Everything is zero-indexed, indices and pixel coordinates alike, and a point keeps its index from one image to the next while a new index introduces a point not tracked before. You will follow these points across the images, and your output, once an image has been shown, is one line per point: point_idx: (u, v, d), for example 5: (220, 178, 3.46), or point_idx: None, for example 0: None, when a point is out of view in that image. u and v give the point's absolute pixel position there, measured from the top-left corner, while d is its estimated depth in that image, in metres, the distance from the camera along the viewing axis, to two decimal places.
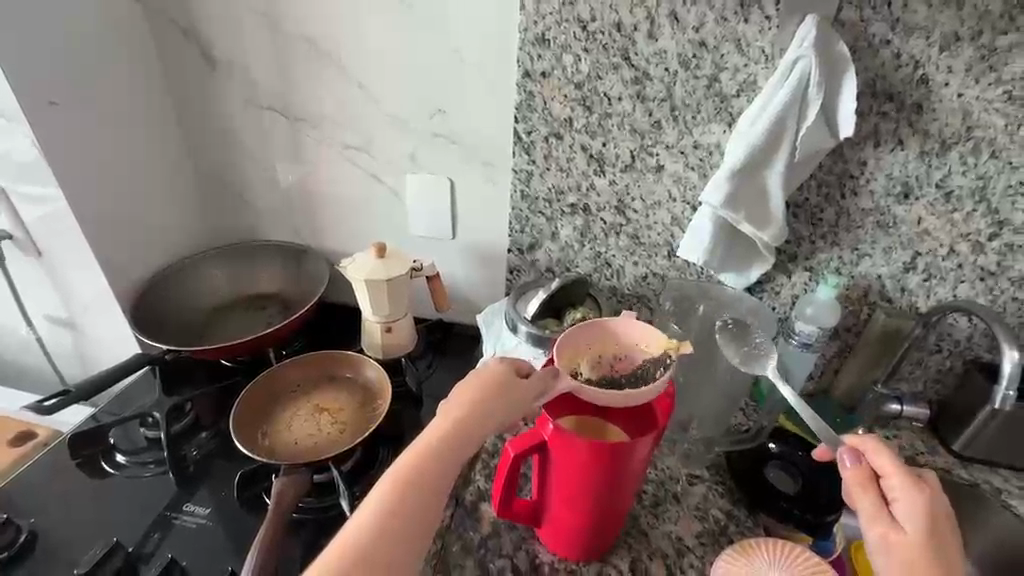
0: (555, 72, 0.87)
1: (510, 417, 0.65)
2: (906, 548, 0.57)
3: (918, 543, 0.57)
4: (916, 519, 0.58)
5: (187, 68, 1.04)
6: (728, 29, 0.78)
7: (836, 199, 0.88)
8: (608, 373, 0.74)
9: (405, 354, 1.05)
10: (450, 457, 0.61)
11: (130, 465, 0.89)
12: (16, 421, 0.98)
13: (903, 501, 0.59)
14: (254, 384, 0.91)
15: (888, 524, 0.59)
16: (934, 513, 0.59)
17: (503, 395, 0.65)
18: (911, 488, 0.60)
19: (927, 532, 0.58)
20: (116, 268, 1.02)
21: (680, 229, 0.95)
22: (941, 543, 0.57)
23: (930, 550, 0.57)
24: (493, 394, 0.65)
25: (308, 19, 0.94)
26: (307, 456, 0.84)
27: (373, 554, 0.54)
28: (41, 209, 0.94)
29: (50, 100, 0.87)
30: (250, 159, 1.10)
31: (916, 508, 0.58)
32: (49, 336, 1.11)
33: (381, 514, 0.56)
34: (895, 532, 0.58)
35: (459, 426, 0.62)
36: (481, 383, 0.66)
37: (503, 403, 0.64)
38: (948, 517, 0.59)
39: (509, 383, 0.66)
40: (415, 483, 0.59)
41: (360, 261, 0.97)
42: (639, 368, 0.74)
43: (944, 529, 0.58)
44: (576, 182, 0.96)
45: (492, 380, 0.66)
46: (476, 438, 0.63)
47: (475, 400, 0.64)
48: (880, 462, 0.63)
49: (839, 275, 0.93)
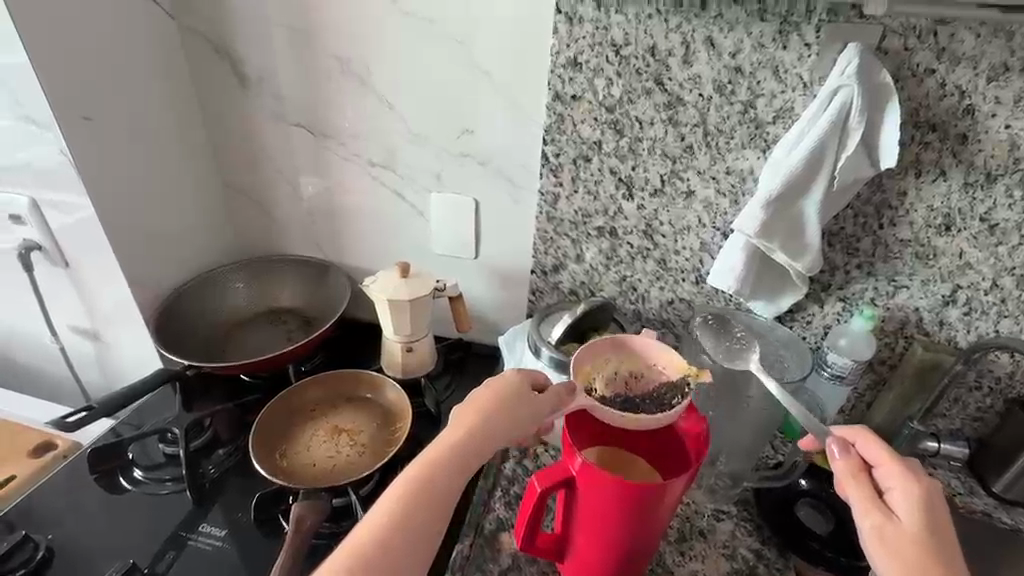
0: (586, 95, 0.86)
1: (523, 430, 0.64)
2: (900, 537, 0.54)
3: (911, 529, 0.55)
4: (908, 504, 0.56)
5: (217, 84, 1.04)
6: (767, 56, 0.77)
7: (874, 229, 0.85)
8: (623, 393, 0.71)
9: (423, 374, 1.03)
10: (462, 466, 0.60)
11: (148, 481, 0.88)
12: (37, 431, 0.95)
13: (899, 491, 0.57)
14: (272, 405, 0.89)
15: (878, 510, 0.56)
16: (930, 504, 0.56)
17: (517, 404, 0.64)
18: (908, 477, 0.58)
19: (923, 523, 0.55)
20: (144, 279, 1.02)
21: (709, 255, 0.93)
22: (932, 527, 0.55)
23: (926, 540, 0.54)
24: (506, 403, 0.64)
25: (339, 39, 0.94)
26: (326, 479, 0.82)
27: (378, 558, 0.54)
28: (68, 219, 0.95)
29: (83, 115, 0.88)
30: (276, 175, 1.11)
31: (913, 499, 0.56)
32: (72, 346, 1.12)
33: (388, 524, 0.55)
34: (890, 519, 0.56)
35: (470, 438, 0.61)
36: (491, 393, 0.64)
37: (515, 414, 0.64)
38: (941, 504, 0.57)
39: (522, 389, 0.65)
40: (424, 490, 0.58)
41: (383, 279, 0.95)
42: (654, 391, 0.72)
43: (940, 520, 0.56)
44: (604, 206, 0.94)
45: (504, 391, 0.65)
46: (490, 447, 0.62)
47: (488, 407, 0.63)
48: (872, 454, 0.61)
49: (872, 306, 0.91)
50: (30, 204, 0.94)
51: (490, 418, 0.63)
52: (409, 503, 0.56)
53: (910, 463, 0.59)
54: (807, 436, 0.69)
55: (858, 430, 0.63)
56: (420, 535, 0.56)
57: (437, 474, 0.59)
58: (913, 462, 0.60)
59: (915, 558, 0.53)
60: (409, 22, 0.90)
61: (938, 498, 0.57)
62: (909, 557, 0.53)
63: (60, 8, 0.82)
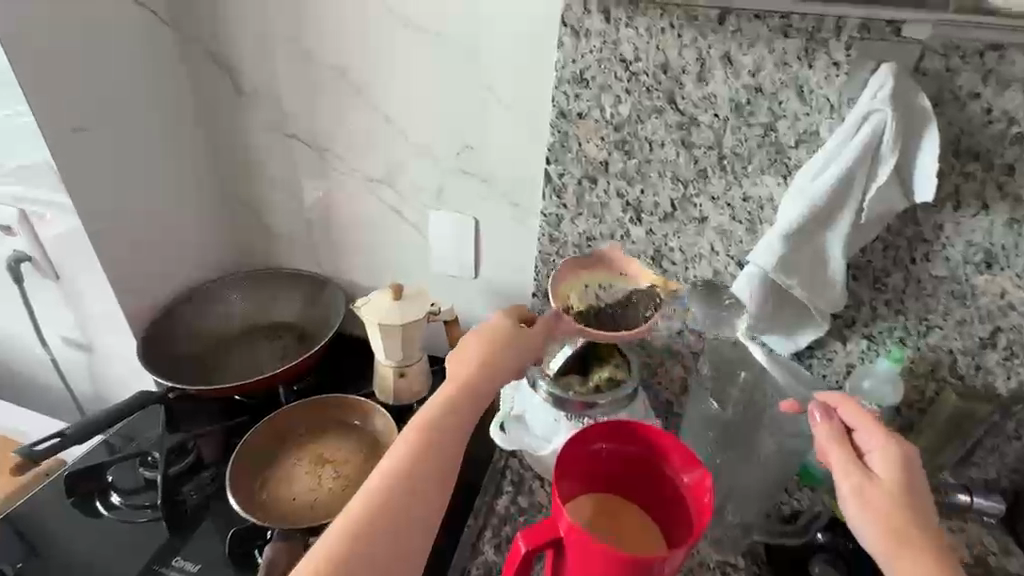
0: (593, 113, 0.80)
1: (517, 366, 0.75)
2: (880, 494, 0.59)
3: (885, 486, 0.60)
4: (883, 463, 0.61)
5: (213, 94, 1.01)
6: (790, 75, 0.70)
7: (904, 264, 0.78)
8: (604, 305, 0.84)
9: (416, 400, 0.99)
10: (469, 401, 0.69)
11: (124, 507, 0.85)
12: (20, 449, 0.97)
13: (878, 452, 0.62)
14: (257, 431, 0.86)
15: (856, 466, 0.62)
16: (906, 462, 0.61)
17: (493, 366, 0.72)
18: (886, 438, 0.63)
19: (900, 478, 0.60)
20: (133, 293, 1.00)
21: (722, 285, 0.87)
22: (907, 488, 0.60)
23: (901, 492, 0.60)
24: (482, 364, 0.72)
25: (337, 49, 0.90)
26: (304, 518, 0.77)
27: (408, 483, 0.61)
28: (56, 232, 0.92)
29: (72, 126, 0.85)
30: (273, 187, 1.07)
31: (890, 457, 0.61)
32: (63, 356, 1.10)
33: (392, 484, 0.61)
34: (870, 478, 0.61)
35: (466, 386, 0.70)
36: (468, 356, 0.73)
37: (508, 353, 0.74)
38: (919, 472, 0.61)
39: (495, 349, 0.74)
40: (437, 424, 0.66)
41: (375, 302, 0.91)
42: (625, 297, 0.84)
43: (915, 477, 0.61)
44: (610, 229, 0.88)
45: (496, 334, 0.75)
46: (476, 407, 0.70)
47: (484, 351, 0.73)
48: (853, 419, 0.65)
49: (900, 345, 0.83)
50: (20, 215, 0.92)
51: (488, 359, 0.73)
52: (427, 435, 0.65)
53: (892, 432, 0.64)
54: (791, 400, 0.72)
55: (842, 398, 0.68)
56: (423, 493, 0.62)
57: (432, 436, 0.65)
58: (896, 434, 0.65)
59: (892, 512, 0.58)
60: (409, 33, 0.86)
61: (915, 465, 0.62)
62: (888, 511, 0.58)
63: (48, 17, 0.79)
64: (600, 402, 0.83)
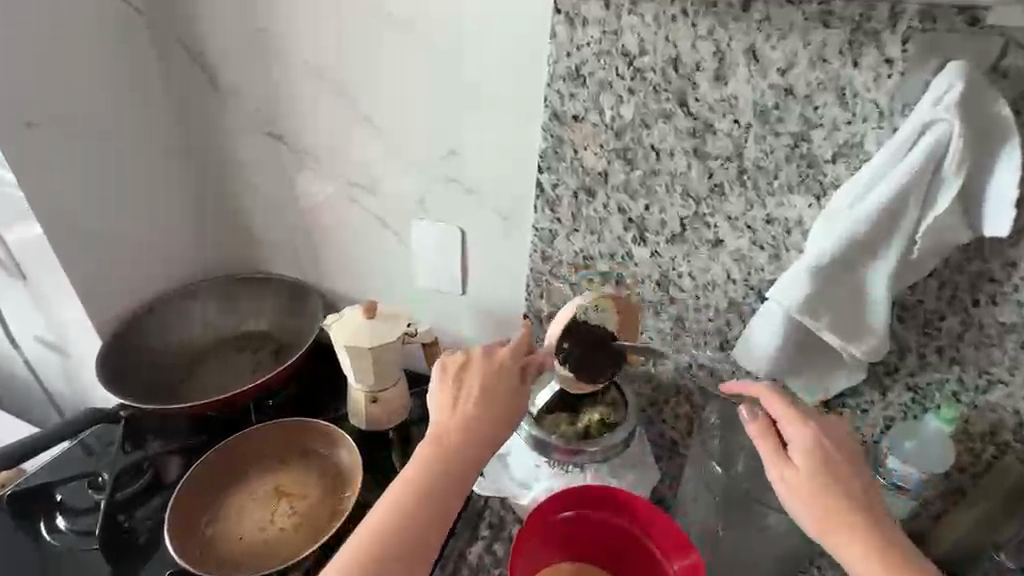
0: (591, 116, 0.69)
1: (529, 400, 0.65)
2: (806, 484, 0.58)
3: (817, 475, 0.58)
4: (810, 452, 0.59)
5: (187, 87, 0.94)
6: (829, 74, 0.57)
7: (963, 307, 0.64)
8: (586, 322, 0.73)
9: (392, 428, 0.89)
10: (472, 445, 0.60)
11: (70, 532, 0.80)
12: None
13: (798, 443, 0.60)
14: (204, 459, 0.78)
15: (788, 463, 0.60)
16: (824, 446, 0.59)
17: (484, 392, 0.62)
18: (802, 426, 0.60)
19: (820, 466, 0.58)
20: (99, 299, 0.94)
21: (738, 318, 0.74)
22: (837, 466, 0.59)
23: (826, 477, 0.58)
24: (485, 393, 0.62)
25: (312, 40, 0.81)
26: (249, 565, 0.71)
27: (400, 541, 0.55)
28: (18, 233, 0.87)
29: (26, 121, 0.79)
30: (252, 189, 1.00)
31: (809, 446, 0.59)
32: (37, 358, 1.06)
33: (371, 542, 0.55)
34: (793, 471, 0.59)
35: (470, 427, 0.60)
36: (454, 383, 0.63)
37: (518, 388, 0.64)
38: (843, 445, 0.61)
39: (486, 372, 0.64)
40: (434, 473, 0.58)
41: (346, 319, 0.83)
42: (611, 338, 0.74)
43: (836, 456, 0.59)
44: (610, 249, 0.77)
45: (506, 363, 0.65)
46: (483, 434, 0.61)
47: (493, 382, 0.63)
48: (775, 411, 0.62)
49: (952, 402, 0.70)
50: None
51: (498, 392, 0.63)
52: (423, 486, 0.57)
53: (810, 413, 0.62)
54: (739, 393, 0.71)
55: (760, 388, 0.64)
56: (417, 541, 0.56)
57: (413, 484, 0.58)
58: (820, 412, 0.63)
59: (823, 500, 0.57)
60: (388, 23, 0.76)
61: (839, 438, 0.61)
62: (818, 501, 0.57)
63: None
64: (592, 450, 0.72)
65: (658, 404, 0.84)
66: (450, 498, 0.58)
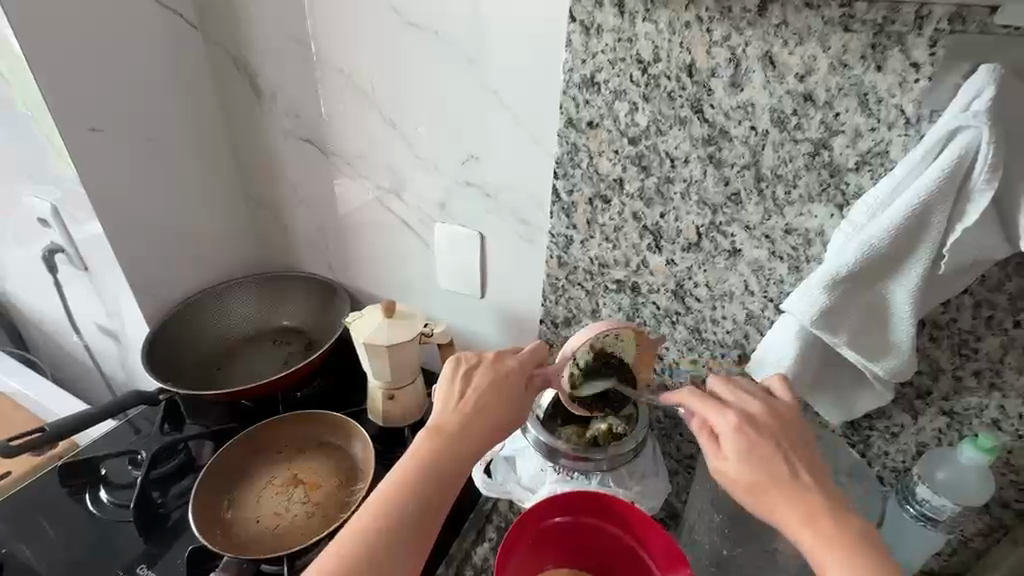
0: (605, 122, 0.69)
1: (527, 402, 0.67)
2: (737, 468, 0.56)
3: (745, 458, 0.56)
4: (737, 436, 0.57)
5: (234, 95, 1.00)
6: (851, 79, 0.55)
7: (1003, 327, 0.60)
8: (620, 358, 0.73)
9: (407, 425, 0.92)
10: (471, 436, 0.61)
11: (109, 505, 0.87)
12: (27, 417, 1.08)
13: (723, 428, 0.58)
14: (230, 446, 0.83)
15: (716, 451, 0.58)
16: (747, 427, 0.58)
17: (489, 395, 0.64)
18: (716, 411, 0.60)
19: (750, 447, 0.56)
20: (149, 290, 1.02)
21: (757, 330, 0.72)
22: (767, 446, 0.56)
23: (757, 457, 0.56)
24: (488, 389, 0.65)
25: (345, 51, 0.86)
26: (262, 547, 0.75)
27: (392, 522, 0.55)
28: (81, 230, 0.96)
29: (89, 126, 0.86)
30: (289, 191, 1.05)
31: (733, 429, 0.58)
32: (94, 343, 1.16)
33: (361, 531, 0.55)
34: (723, 458, 0.57)
35: (472, 420, 0.62)
36: (459, 381, 0.65)
37: (517, 388, 0.66)
38: (778, 424, 0.58)
39: (492, 376, 0.66)
40: (430, 456, 0.59)
41: (366, 318, 0.86)
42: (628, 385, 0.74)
43: (765, 436, 0.57)
44: (625, 256, 0.76)
45: (511, 365, 0.67)
46: (483, 425, 0.62)
47: (495, 379, 0.66)
48: (693, 402, 0.62)
49: (991, 429, 0.66)
50: (52, 210, 0.96)
51: (498, 389, 0.65)
52: (421, 468, 0.58)
53: (738, 401, 0.60)
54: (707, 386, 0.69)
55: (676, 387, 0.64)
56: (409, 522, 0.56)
57: (416, 471, 0.58)
58: (753, 392, 0.61)
59: (759, 479, 0.55)
60: (411, 31, 0.79)
61: (771, 416, 0.58)
62: (754, 481, 0.55)
63: (78, 30, 0.81)
64: (600, 458, 0.72)
65: (675, 415, 0.83)
66: (444, 491, 0.58)
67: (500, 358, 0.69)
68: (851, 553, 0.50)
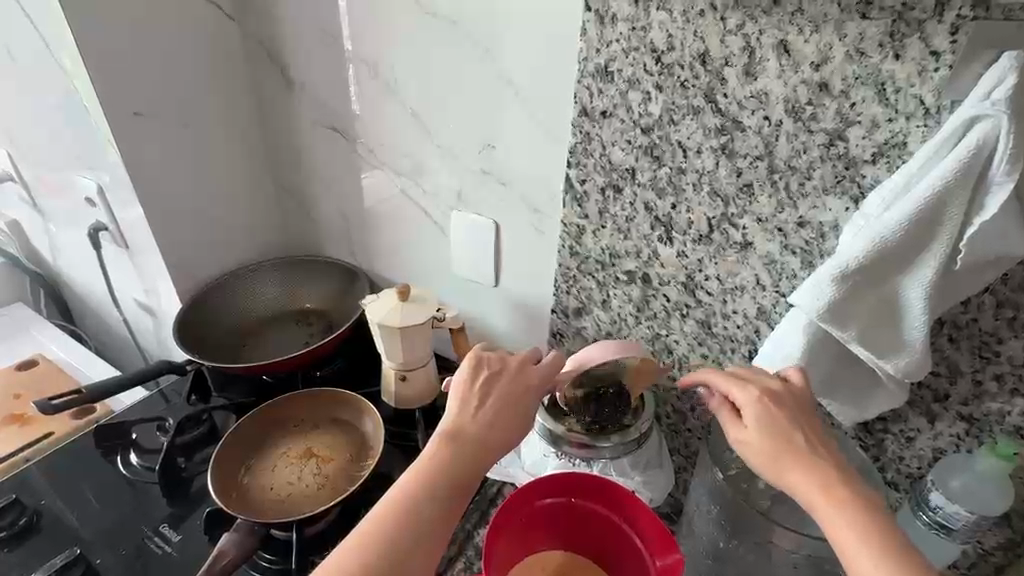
0: (619, 112, 0.69)
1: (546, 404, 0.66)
2: (755, 438, 0.57)
3: (766, 433, 0.57)
4: (758, 411, 0.58)
5: (267, 85, 1.05)
6: (869, 69, 0.54)
7: None
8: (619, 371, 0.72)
9: (422, 407, 0.94)
10: (491, 434, 0.61)
11: (136, 467, 0.93)
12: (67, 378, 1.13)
13: (745, 401, 0.59)
14: (249, 418, 0.87)
15: (737, 426, 0.59)
16: (768, 402, 0.58)
17: (508, 397, 0.63)
18: (740, 384, 0.60)
19: (768, 420, 0.57)
20: (183, 269, 1.08)
21: (768, 326, 0.71)
22: (789, 422, 0.57)
23: (777, 428, 0.56)
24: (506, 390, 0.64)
25: (370, 41, 0.88)
26: (275, 512, 0.79)
27: (415, 515, 0.55)
28: (123, 209, 1.02)
29: (133, 111, 0.92)
30: (315, 177, 1.09)
31: (754, 402, 0.58)
32: (132, 317, 1.24)
33: (384, 522, 0.54)
34: (744, 431, 0.58)
35: (493, 419, 0.62)
36: (479, 381, 0.64)
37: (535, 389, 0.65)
38: (802, 401, 0.58)
39: (511, 377, 0.65)
40: (451, 452, 0.58)
41: (381, 301, 0.89)
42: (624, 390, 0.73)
43: (786, 411, 0.57)
44: (636, 247, 0.76)
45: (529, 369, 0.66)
46: (506, 425, 0.62)
47: (513, 380, 0.65)
48: (717, 379, 0.63)
49: (1014, 437, 0.63)
50: (98, 190, 1.03)
51: (518, 390, 0.64)
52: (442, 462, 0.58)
53: (758, 377, 0.61)
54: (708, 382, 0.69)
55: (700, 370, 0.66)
56: (429, 512, 0.55)
57: (433, 471, 0.57)
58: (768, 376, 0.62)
59: (776, 449, 0.55)
60: (432, 23, 0.81)
61: (792, 395, 0.58)
62: (772, 450, 0.56)
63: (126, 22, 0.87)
64: (605, 446, 0.73)
65: (683, 410, 0.82)
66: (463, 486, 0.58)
67: (524, 365, 0.67)
68: (867, 530, 0.48)
